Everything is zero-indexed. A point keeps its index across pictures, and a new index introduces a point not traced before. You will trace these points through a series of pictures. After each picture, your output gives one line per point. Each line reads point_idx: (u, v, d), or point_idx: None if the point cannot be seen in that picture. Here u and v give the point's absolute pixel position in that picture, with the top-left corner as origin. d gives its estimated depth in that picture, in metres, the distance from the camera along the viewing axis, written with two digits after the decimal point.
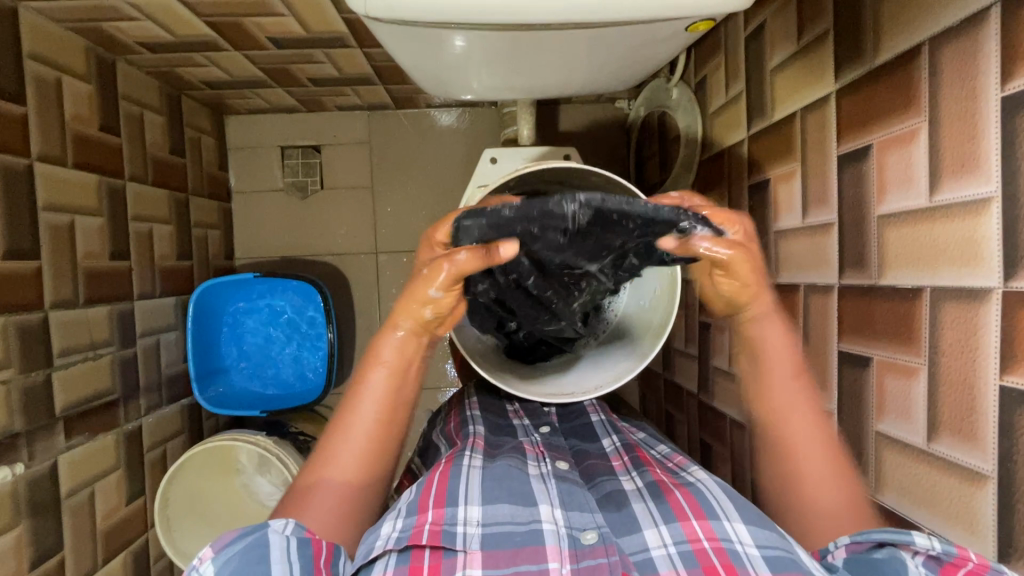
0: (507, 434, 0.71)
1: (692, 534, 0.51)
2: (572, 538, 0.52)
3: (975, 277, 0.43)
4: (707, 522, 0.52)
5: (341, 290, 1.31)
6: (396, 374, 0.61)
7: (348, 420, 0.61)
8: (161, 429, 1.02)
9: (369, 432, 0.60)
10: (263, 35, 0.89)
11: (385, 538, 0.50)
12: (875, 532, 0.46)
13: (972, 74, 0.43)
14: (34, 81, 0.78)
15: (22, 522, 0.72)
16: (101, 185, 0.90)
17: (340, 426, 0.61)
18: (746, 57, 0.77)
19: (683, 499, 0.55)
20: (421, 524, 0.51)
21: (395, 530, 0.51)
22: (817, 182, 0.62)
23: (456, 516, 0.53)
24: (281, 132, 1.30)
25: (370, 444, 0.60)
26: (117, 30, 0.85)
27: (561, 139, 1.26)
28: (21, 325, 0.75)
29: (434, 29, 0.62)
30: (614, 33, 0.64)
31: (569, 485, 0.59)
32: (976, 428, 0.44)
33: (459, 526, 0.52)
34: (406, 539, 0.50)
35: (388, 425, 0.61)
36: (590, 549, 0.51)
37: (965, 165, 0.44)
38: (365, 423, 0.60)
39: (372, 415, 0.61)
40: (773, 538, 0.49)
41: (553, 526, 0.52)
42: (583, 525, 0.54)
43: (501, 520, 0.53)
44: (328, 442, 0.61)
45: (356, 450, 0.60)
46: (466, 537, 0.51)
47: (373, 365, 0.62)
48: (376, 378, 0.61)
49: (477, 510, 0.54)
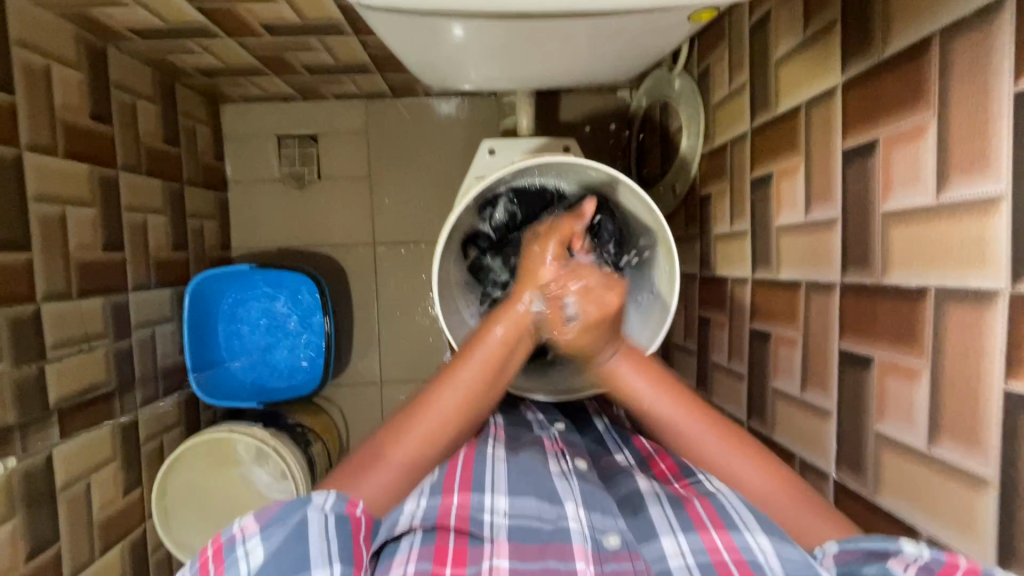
0: (523, 428, 0.70)
1: (710, 544, 0.51)
2: (595, 540, 0.51)
3: (981, 278, 0.42)
4: (727, 534, 0.51)
5: (338, 282, 1.30)
6: (510, 347, 0.62)
7: (434, 397, 0.59)
8: (157, 421, 1.02)
9: (466, 401, 0.59)
10: (257, 22, 0.87)
11: (410, 515, 0.51)
12: (864, 540, 0.46)
13: (984, 68, 0.42)
14: (23, 69, 0.77)
15: (17, 514, 0.72)
16: (93, 176, 0.89)
17: (437, 388, 0.59)
18: (750, 47, 0.75)
19: (703, 510, 0.54)
20: (448, 506, 0.51)
21: (419, 508, 0.51)
22: (820, 177, 0.61)
23: (482, 504, 0.53)
24: (277, 121, 1.28)
25: (462, 412, 0.59)
26: (107, 16, 0.83)
27: (562, 129, 1.24)
28: (13, 317, 0.74)
29: (429, 19, 0.60)
30: (615, 22, 0.62)
31: (591, 487, 0.58)
32: (977, 432, 0.43)
33: (486, 514, 0.52)
34: (434, 519, 0.50)
35: (485, 397, 0.60)
36: (613, 553, 0.51)
37: (974, 163, 0.42)
38: (451, 404, 0.59)
39: (475, 383, 0.60)
40: (795, 552, 0.48)
41: (579, 525, 0.52)
42: (604, 527, 0.53)
43: (528, 514, 0.53)
44: (421, 402, 0.59)
45: (451, 416, 0.58)
46: (493, 527, 0.51)
47: (488, 335, 0.61)
48: (475, 360, 0.60)
49: (503, 500, 0.53)
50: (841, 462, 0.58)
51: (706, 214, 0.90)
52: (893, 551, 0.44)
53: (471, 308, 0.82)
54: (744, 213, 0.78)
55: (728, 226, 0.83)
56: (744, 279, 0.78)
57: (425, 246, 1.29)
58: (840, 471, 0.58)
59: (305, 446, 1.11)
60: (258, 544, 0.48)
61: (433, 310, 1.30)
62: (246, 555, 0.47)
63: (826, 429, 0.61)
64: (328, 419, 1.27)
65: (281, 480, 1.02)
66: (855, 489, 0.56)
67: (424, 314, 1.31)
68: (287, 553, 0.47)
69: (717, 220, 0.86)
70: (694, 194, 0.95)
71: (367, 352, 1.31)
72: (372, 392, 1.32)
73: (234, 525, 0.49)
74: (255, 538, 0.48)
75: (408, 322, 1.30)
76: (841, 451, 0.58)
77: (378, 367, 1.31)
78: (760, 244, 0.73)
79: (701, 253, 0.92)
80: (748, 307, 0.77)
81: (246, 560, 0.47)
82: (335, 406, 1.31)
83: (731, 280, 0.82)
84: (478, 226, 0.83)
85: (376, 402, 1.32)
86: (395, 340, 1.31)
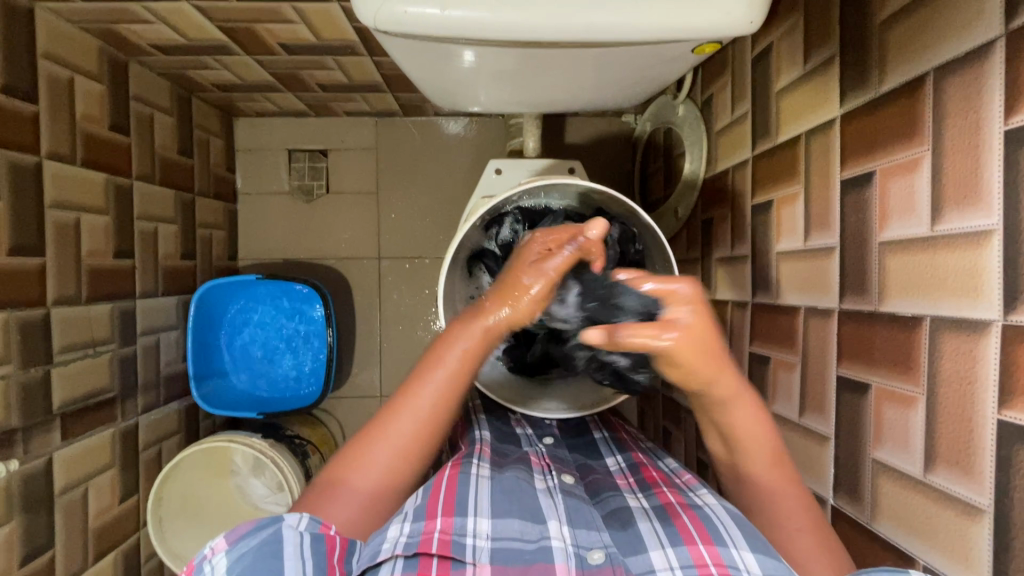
0: (511, 444, 0.71)
1: (699, 559, 0.50)
2: (579, 557, 0.51)
3: (975, 308, 0.43)
4: (714, 548, 0.50)
5: (343, 294, 1.31)
6: (469, 365, 0.60)
7: (395, 416, 0.59)
8: (157, 428, 1.02)
9: (428, 421, 0.59)
10: (275, 41, 0.90)
11: (393, 542, 0.50)
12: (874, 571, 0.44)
13: (975, 107, 0.43)
14: (47, 81, 0.79)
15: (14, 517, 0.72)
16: (108, 184, 0.91)
17: (393, 412, 0.59)
18: (752, 78, 0.78)
19: (690, 523, 0.54)
20: (430, 532, 0.50)
21: (402, 534, 0.50)
22: (819, 204, 0.62)
23: (465, 527, 0.52)
24: (289, 136, 1.31)
25: (424, 435, 0.59)
26: (131, 32, 0.86)
27: (568, 151, 1.26)
28: (23, 320, 0.75)
29: (442, 44, 0.63)
30: (621, 52, 0.64)
31: (575, 502, 0.58)
32: (972, 461, 0.43)
33: (468, 538, 0.51)
34: (414, 546, 0.49)
35: (444, 415, 0.60)
36: (597, 568, 0.50)
37: (967, 196, 0.44)
38: (413, 422, 0.59)
39: (435, 404, 0.59)
40: (779, 567, 0.48)
41: (561, 543, 0.52)
42: (590, 543, 0.53)
43: (510, 535, 0.52)
44: (379, 428, 0.59)
45: (413, 432, 0.59)
46: (475, 550, 0.50)
47: (448, 354, 0.60)
48: (437, 375, 0.59)
49: (486, 523, 0.53)
50: (839, 488, 0.58)
51: (707, 238, 0.92)
52: None
53: None
54: (745, 238, 0.79)
55: (729, 250, 0.84)
56: (745, 303, 0.79)
57: (429, 262, 1.31)
58: (838, 497, 0.59)
59: (302, 457, 1.11)
60: (225, 560, 0.49)
61: (435, 325, 1.31)
62: (212, 572, 0.48)
63: (824, 454, 0.61)
64: (326, 431, 1.27)
65: (279, 491, 1.02)
66: (852, 516, 0.57)
67: (426, 329, 1.31)
68: (258, 571, 0.47)
69: (718, 244, 0.88)
70: (696, 218, 0.97)
71: (367, 365, 1.32)
72: (372, 405, 1.32)
73: (206, 545, 0.50)
74: (222, 556, 0.49)
75: (410, 336, 1.31)
76: (839, 477, 0.58)
77: (378, 381, 1.32)
78: (759, 269, 0.75)
79: (702, 275, 0.93)
80: (748, 331, 0.78)
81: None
82: (334, 417, 1.31)
83: (731, 304, 0.83)
84: (484, 244, 0.84)
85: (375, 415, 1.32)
86: (396, 353, 1.31)
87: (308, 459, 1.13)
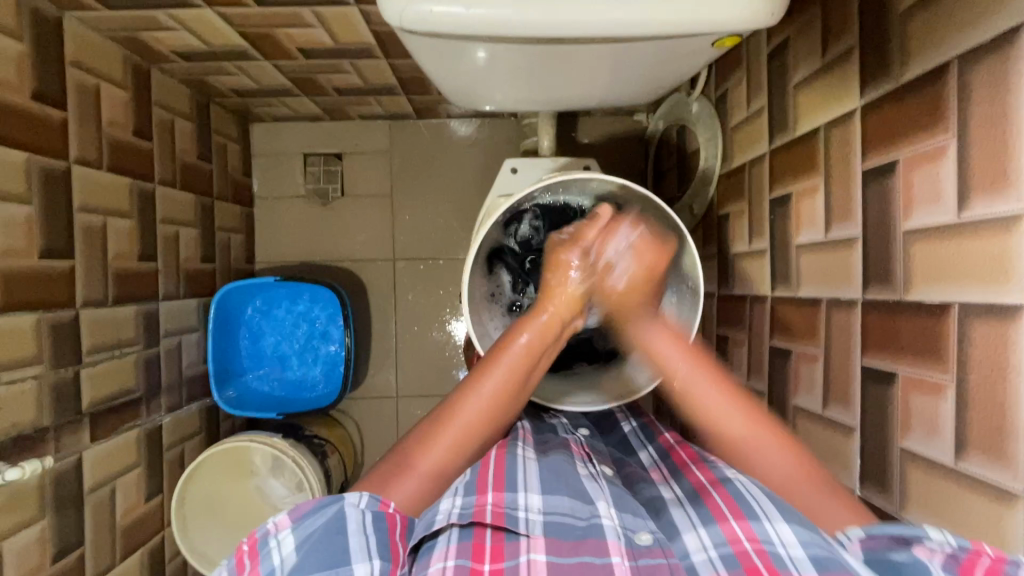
0: (549, 432, 0.70)
1: (732, 535, 0.50)
2: (628, 537, 0.51)
3: (1006, 293, 0.43)
4: (747, 523, 0.50)
5: (358, 297, 1.32)
6: (535, 355, 0.64)
7: (465, 397, 0.61)
8: (180, 428, 1.04)
9: (495, 402, 0.62)
10: (294, 46, 0.91)
11: (447, 513, 0.50)
12: (889, 526, 0.46)
13: (1002, 93, 0.43)
14: (75, 88, 0.81)
15: (47, 515, 0.74)
16: (132, 188, 0.93)
17: (465, 393, 0.62)
18: (768, 72, 0.78)
19: (721, 501, 0.54)
20: (483, 504, 0.51)
21: (454, 506, 0.51)
22: (839, 195, 0.62)
23: (516, 501, 0.52)
24: (305, 140, 1.33)
25: (486, 425, 0.61)
26: (154, 39, 0.87)
27: (582, 151, 1.27)
28: (53, 321, 0.77)
29: (464, 43, 0.64)
30: (638, 47, 0.65)
31: (619, 490, 0.58)
32: (1005, 447, 0.43)
33: (520, 512, 0.51)
34: (468, 516, 0.50)
35: (514, 398, 0.63)
36: (647, 549, 0.50)
37: (995, 182, 0.44)
38: (482, 405, 0.61)
39: (503, 387, 0.62)
40: (817, 538, 0.48)
41: (612, 521, 0.51)
42: (636, 527, 0.53)
43: (562, 511, 0.53)
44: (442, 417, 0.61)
45: (480, 416, 0.61)
46: (528, 522, 0.51)
47: (512, 343, 0.64)
48: (506, 360, 0.63)
49: (537, 498, 0.53)
50: (865, 478, 0.58)
51: (723, 234, 0.92)
52: (918, 539, 0.44)
53: (495, 321, 0.83)
54: (763, 232, 0.79)
55: (746, 245, 0.84)
56: (764, 297, 0.79)
57: (443, 263, 1.32)
58: (865, 488, 0.58)
59: (322, 457, 1.12)
60: (290, 536, 0.49)
61: (450, 325, 1.32)
62: (279, 548, 0.48)
63: (850, 446, 0.61)
64: (344, 432, 1.28)
65: (298, 492, 1.03)
66: (880, 506, 0.56)
67: (442, 329, 1.32)
68: (323, 547, 0.47)
69: (735, 239, 0.88)
70: (712, 214, 0.97)
71: (384, 366, 1.33)
72: (388, 405, 1.33)
73: (268, 520, 0.50)
74: (288, 533, 0.49)
75: (425, 337, 1.32)
76: (866, 468, 0.58)
77: (394, 381, 1.33)
78: (779, 262, 0.75)
79: (719, 272, 0.93)
80: (767, 325, 0.78)
81: (279, 554, 0.48)
82: (351, 418, 1.33)
83: (750, 298, 0.83)
84: (503, 242, 0.85)
85: (391, 415, 1.33)
86: (412, 354, 1.32)
87: (327, 459, 1.13)
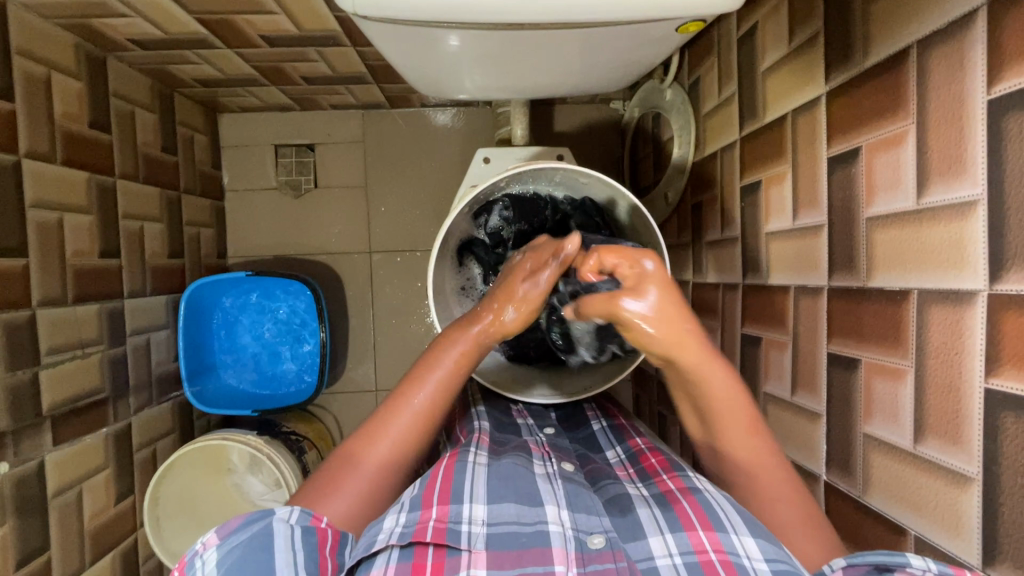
0: (511, 434, 0.70)
1: (698, 545, 0.50)
2: (579, 541, 0.51)
3: (962, 279, 0.43)
4: (714, 534, 0.50)
5: (335, 291, 1.30)
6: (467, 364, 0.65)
7: (396, 411, 0.61)
8: (152, 428, 1.02)
9: (427, 413, 0.62)
10: (256, 33, 0.88)
11: (387, 533, 0.49)
12: (870, 554, 0.44)
13: (959, 76, 0.43)
14: (23, 78, 0.78)
15: (8, 521, 0.72)
16: (91, 183, 0.90)
17: (397, 406, 0.62)
18: (738, 58, 0.77)
19: (690, 509, 0.54)
20: (425, 521, 0.50)
21: (397, 524, 0.50)
22: (807, 183, 0.62)
23: (461, 514, 0.52)
24: (275, 131, 1.30)
25: (425, 428, 0.62)
26: (107, 26, 0.84)
27: (558, 139, 1.26)
28: (8, 322, 0.74)
29: (427, 29, 0.62)
30: (605, 33, 0.64)
31: (575, 487, 0.58)
32: (961, 430, 0.44)
33: (464, 525, 0.51)
34: (409, 535, 0.49)
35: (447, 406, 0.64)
36: (597, 553, 0.50)
37: (952, 167, 0.44)
38: (413, 417, 0.61)
39: (435, 398, 0.62)
40: (782, 554, 0.48)
41: (559, 528, 0.52)
42: (590, 528, 0.52)
43: (507, 520, 0.53)
44: (382, 417, 0.61)
45: (412, 429, 0.61)
46: (470, 536, 0.51)
47: (444, 354, 0.64)
48: (436, 373, 0.63)
49: (482, 509, 0.53)
50: (831, 463, 0.59)
51: (697, 222, 0.92)
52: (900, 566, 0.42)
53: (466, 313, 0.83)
54: (734, 220, 0.79)
55: (719, 233, 0.84)
56: (735, 285, 0.79)
57: (420, 255, 1.30)
58: (830, 472, 0.59)
59: (298, 454, 1.10)
60: (216, 554, 0.48)
61: (428, 318, 1.31)
62: (204, 567, 0.48)
63: (816, 431, 0.61)
64: (322, 427, 1.27)
65: (275, 488, 1.01)
66: (845, 490, 0.57)
67: (419, 322, 1.31)
68: (250, 565, 0.47)
69: (708, 227, 0.88)
70: (686, 203, 0.97)
71: (362, 360, 1.31)
72: (367, 399, 1.32)
73: (197, 541, 0.50)
74: (214, 552, 0.48)
75: (403, 329, 1.31)
76: (831, 453, 0.59)
77: (373, 375, 1.31)
78: (750, 250, 0.75)
79: (693, 260, 0.93)
80: (739, 313, 0.78)
81: (204, 571, 0.47)
82: (329, 413, 1.31)
83: (722, 286, 0.83)
84: (474, 233, 0.84)
85: (371, 409, 1.32)
86: (390, 347, 1.31)
87: (305, 455, 1.12)
